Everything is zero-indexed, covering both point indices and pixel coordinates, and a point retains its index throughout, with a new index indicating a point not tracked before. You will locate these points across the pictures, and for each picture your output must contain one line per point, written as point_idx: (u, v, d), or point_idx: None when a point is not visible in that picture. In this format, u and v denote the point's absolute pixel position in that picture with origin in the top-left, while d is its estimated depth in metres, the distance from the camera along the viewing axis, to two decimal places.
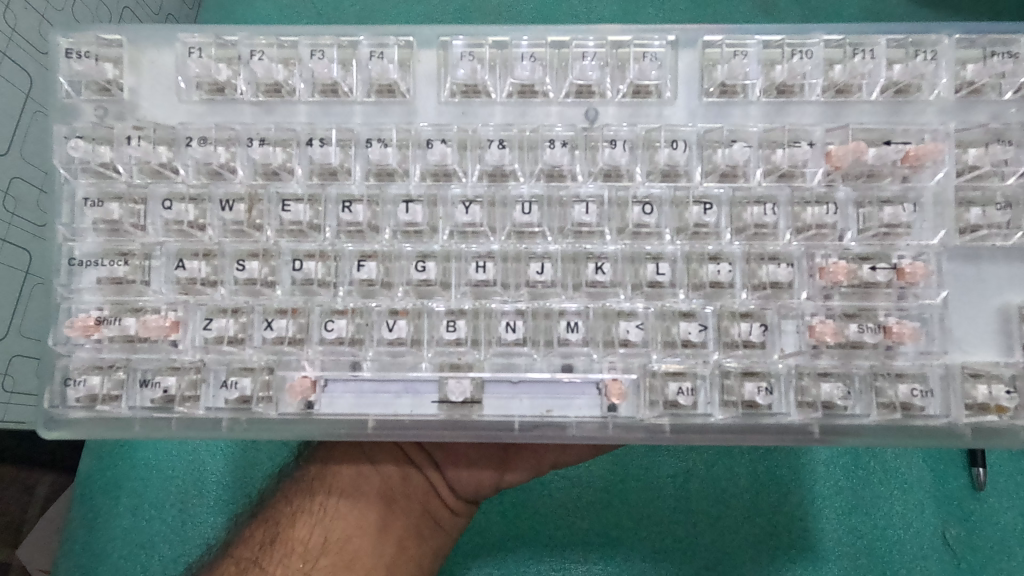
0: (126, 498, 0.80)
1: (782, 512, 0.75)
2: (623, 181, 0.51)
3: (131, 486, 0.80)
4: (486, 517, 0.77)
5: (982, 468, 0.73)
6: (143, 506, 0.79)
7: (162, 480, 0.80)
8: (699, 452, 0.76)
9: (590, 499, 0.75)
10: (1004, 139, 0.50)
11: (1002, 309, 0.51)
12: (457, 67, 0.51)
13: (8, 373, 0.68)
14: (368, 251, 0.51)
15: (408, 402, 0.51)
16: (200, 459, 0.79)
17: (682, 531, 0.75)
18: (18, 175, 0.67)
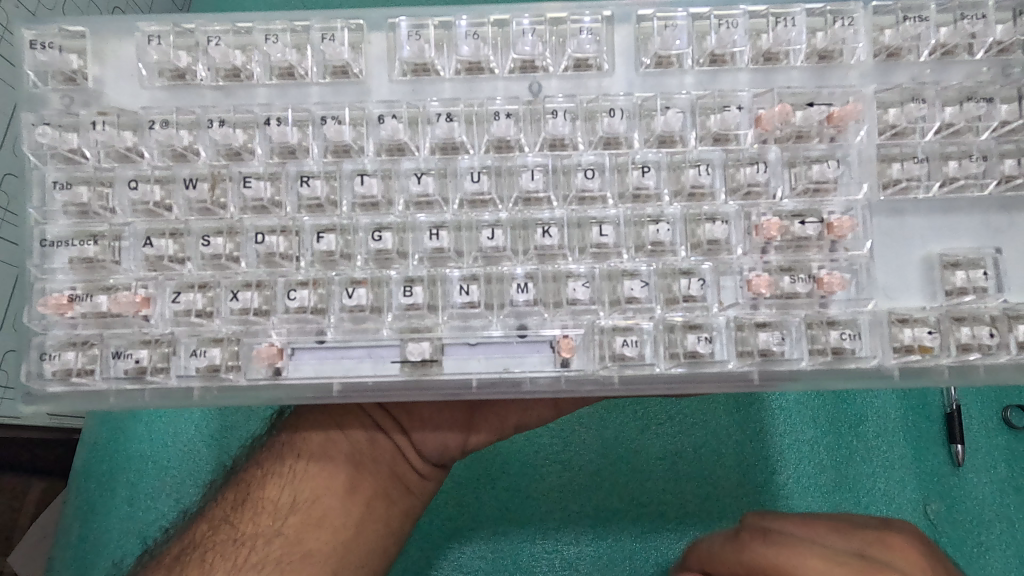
0: (121, 489, 0.88)
1: (767, 492, 0.78)
2: (567, 150, 0.54)
3: (126, 479, 0.89)
4: (476, 499, 0.79)
5: (958, 446, 0.77)
6: (137, 496, 0.87)
7: (154, 472, 0.89)
8: (687, 437, 0.80)
9: (581, 483, 0.79)
10: (919, 98, 0.53)
11: (925, 258, 0.54)
12: (405, 46, 0.54)
13: None
14: (328, 224, 0.54)
15: (370, 365, 0.54)
16: (189, 450, 0.88)
17: (672, 512, 0.78)
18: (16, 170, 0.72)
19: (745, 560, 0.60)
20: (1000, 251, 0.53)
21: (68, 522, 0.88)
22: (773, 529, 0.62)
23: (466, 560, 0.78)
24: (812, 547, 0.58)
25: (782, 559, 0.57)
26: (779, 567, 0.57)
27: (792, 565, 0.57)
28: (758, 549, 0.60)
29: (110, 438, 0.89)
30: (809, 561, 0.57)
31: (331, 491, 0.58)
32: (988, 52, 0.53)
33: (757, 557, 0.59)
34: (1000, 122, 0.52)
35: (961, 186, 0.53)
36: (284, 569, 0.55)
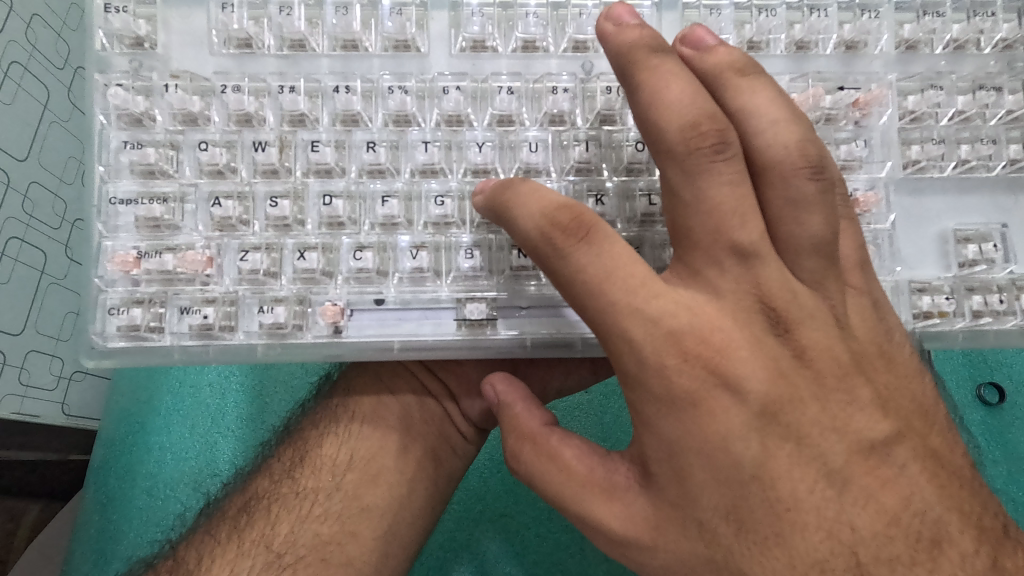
0: (142, 483, 0.80)
1: None
2: (616, 126, 0.57)
3: (145, 471, 0.80)
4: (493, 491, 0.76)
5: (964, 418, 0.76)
6: (160, 486, 0.79)
7: (176, 462, 0.80)
8: None
9: None
10: (936, 86, 0.59)
11: (941, 234, 0.59)
12: (470, 23, 0.57)
13: (26, 368, 0.78)
14: (392, 189, 0.56)
15: (430, 326, 0.56)
16: (213, 440, 0.80)
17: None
18: (36, 181, 0.80)
19: (556, 218, 0.47)
20: (1006, 227, 0.58)
21: (88, 517, 0.79)
22: (600, 222, 0.48)
23: (474, 548, 0.74)
24: (637, 260, 0.47)
25: (575, 264, 0.47)
26: (587, 297, 0.47)
27: (588, 267, 0.47)
28: (570, 246, 0.47)
29: (130, 432, 0.82)
30: (622, 300, 0.46)
31: (383, 452, 0.62)
32: (996, 48, 0.59)
33: (530, 206, 0.48)
34: (1007, 110, 0.58)
35: (972, 167, 0.58)
36: (343, 521, 0.59)
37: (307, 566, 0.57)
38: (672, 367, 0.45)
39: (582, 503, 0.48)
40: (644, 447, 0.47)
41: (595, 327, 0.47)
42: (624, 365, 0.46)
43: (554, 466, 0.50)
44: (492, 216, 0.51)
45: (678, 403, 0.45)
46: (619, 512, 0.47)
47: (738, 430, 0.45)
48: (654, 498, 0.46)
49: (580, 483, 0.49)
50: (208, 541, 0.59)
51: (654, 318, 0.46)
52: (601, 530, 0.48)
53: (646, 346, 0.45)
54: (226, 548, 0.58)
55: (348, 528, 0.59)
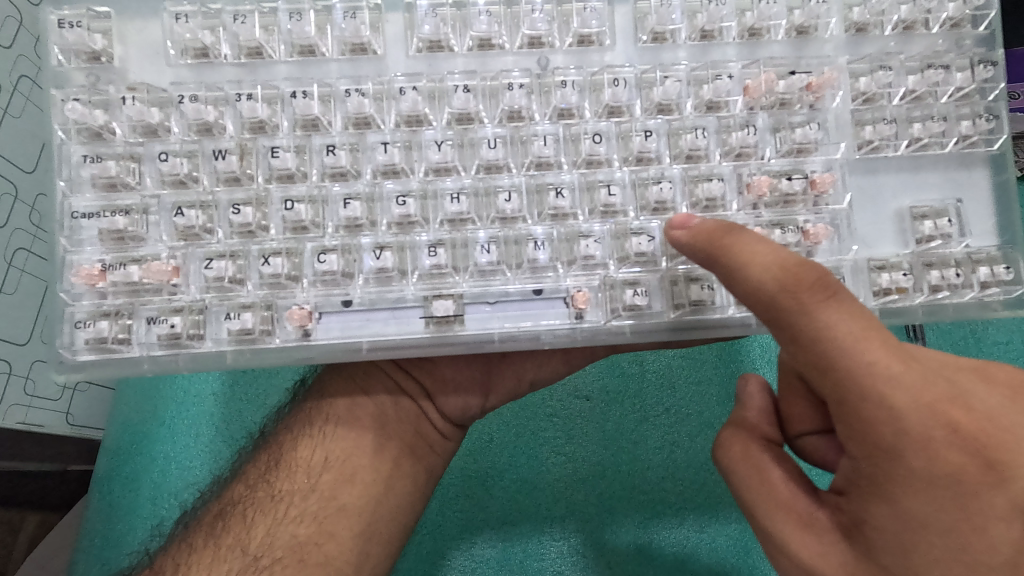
0: (146, 491, 0.82)
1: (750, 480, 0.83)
2: (574, 119, 0.58)
3: (150, 479, 0.82)
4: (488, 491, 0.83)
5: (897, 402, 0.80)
6: (164, 495, 0.82)
7: (180, 471, 0.82)
8: (681, 428, 0.85)
9: (585, 472, 0.83)
10: (886, 66, 0.59)
11: (897, 212, 0.60)
12: (423, 24, 0.57)
13: (31, 376, 0.80)
14: (353, 192, 0.57)
15: (394, 327, 0.57)
16: (217, 447, 0.83)
17: (672, 499, 0.82)
18: (44, 193, 0.82)
19: (799, 274, 0.46)
20: (960, 202, 0.59)
21: (92, 526, 0.82)
22: (841, 287, 0.47)
23: (478, 550, 0.81)
24: (886, 339, 0.46)
25: (822, 322, 0.45)
26: (838, 356, 0.45)
27: (837, 325, 0.45)
28: (815, 303, 0.46)
29: (134, 440, 0.84)
30: (879, 364, 0.44)
31: (360, 451, 0.64)
32: (943, 27, 0.60)
33: (759, 259, 0.48)
34: (957, 87, 0.59)
35: (925, 144, 0.59)
36: (320, 521, 0.60)
37: (285, 568, 0.57)
38: (940, 439, 0.44)
39: (780, 524, 0.51)
40: (873, 513, 0.46)
41: (842, 385, 0.45)
42: (878, 424, 0.44)
43: (765, 489, 0.53)
44: (708, 256, 0.51)
45: (940, 483, 0.44)
46: (819, 552, 0.48)
47: (1001, 512, 0.44)
48: (868, 555, 0.46)
49: (780, 502, 0.52)
50: (184, 548, 0.59)
51: (903, 383, 0.44)
52: (795, 559, 0.49)
53: (912, 417, 0.44)
54: (203, 555, 0.59)
55: (325, 528, 0.60)
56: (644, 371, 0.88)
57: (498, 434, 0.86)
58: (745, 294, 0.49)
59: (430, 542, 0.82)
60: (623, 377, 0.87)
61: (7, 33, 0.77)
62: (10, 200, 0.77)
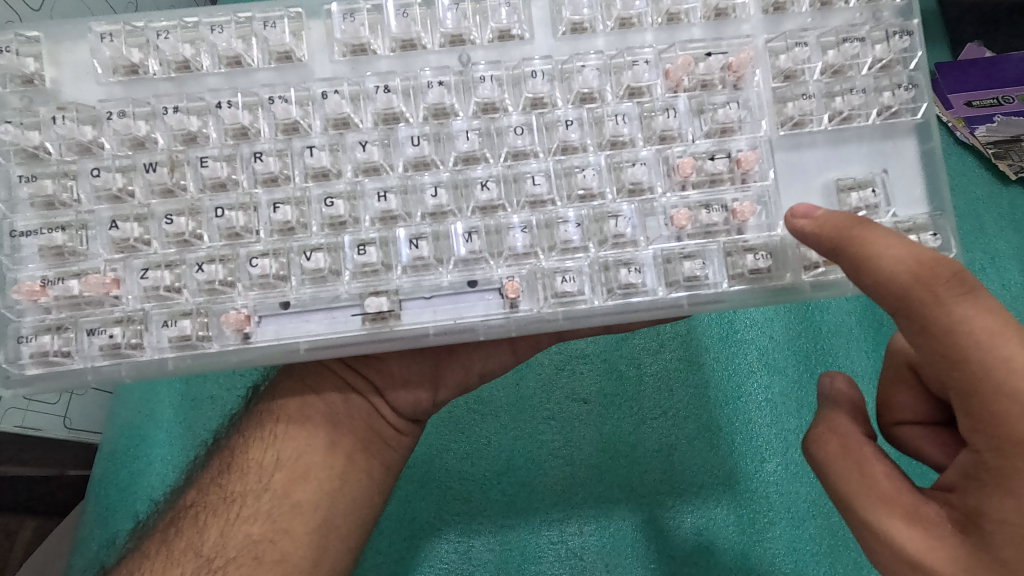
0: (145, 493, 0.86)
1: (753, 480, 0.83)
2: (498, 113, 0.59)
3: (146, 480, 0.87)
4: (485, 495, 0.84)
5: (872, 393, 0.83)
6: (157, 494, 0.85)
7: (174, 470, 0.86)
8: (679, 428, 0.86)
9: (584, 474, 0.84)
10: (804, 42, 0.60)
11: (825, 185, 0.60)
12: (341, 28, 0.59)
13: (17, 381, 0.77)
14: (281, 197, 0.58)
15: (331, 327, 0.58)
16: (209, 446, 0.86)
17: (671, 501, 0.83)
18: None
19: (935, 269, 0.47)
20: (886, 172, 0.60)
21: (94, 530, 0.86)
22: (979, 285, 0.47)
23: (475, 552, 0.82)
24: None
25: (957, 316, 0.46)
26: (972, 347, 0.46)
27: (974, 319, 0.46)
28: (953, 297, 0.47)
29: (132, 443, 0.88)
30: (1018, 359, 0.45)
31: (312, 449, 0.65)
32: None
33: (893, 251, 0.48)
34: (875, 60, 0.59)
35: (848, 118, 0.60)
36: (274, 519, 0.61)
37: (240, 567, 0.58)
38: None
39: (881, 516, 0.50)
40: (994, 505, 0.45)
41: (978, 377, 0.46)
42: (1009, 417, 0.45)
43: (865, 481, 0.52)
44: (833, 245, 0.51)
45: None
46: (927, 545, 0.48)
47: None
48: (981, 547, 0.45)
49: (884, 495, 0.51)
50: (139, 558, 0.60)
51: None
52: (895, 548, 0.49)
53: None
54: (155, 562, 0.59)
55: (279, 525, 0.61)
56: (640, 374, 0.89)
57: (495, 438, 0.87)
58: (872, 284, 0.49)
59: (427, 544, 0.83)
60: (622, 379, 0.88)
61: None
62: None
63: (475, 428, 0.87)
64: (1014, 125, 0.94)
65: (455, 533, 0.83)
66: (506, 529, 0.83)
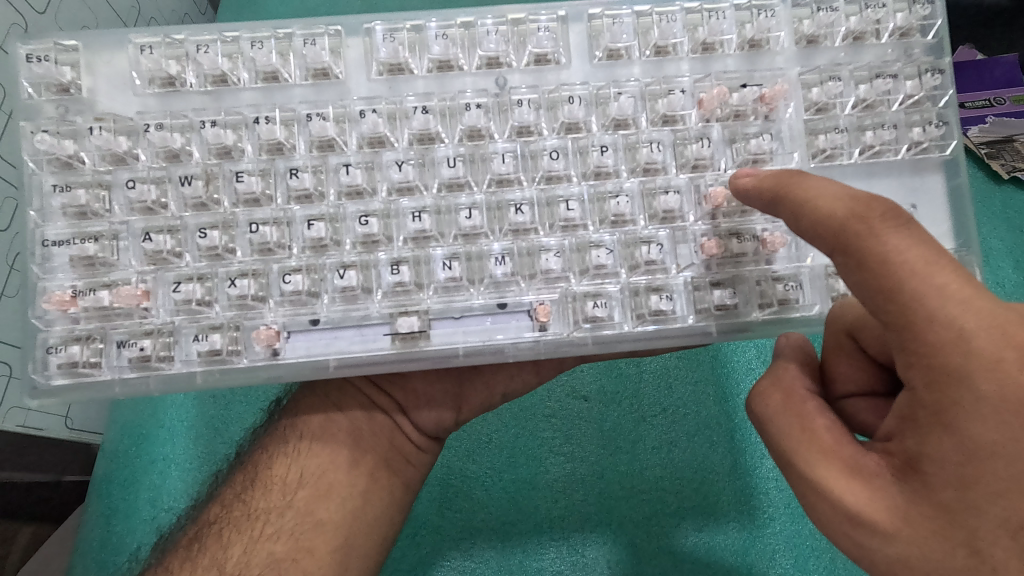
0: (145, 492, 0.83)
1: (752, 477, 0.83)
2: (532, 136, 0.59)
3: (149, 481, 0.84)
4: (489, 493, 0.83)
5: None
6: (162, 496, 0.83)
7: (179, 471, 0.84)
8: (678, 425, 0.85)
9: (585, 473, 0.83)
10: (836, 77, 0.61)
11: None
12: (381, 49, 0.59)
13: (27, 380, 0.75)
14: (317, 213, 0.58)
15: (361, 345, 0.58)
16: (215, 448, 0.84)
17: (672, 500, 0.82)
18: None
19: (868, 205, 0.47)
20: (915, 208, 0.61)
21: (90, 530, 0.83)
22: (913, 221, 0.47)
23: (478, 551, 0.81)
24: (956, 268, 0.46)
25: (889, 244, 0.46)
26: (905, 278, 0.45)
27: (907, 249, 0.45)
28: (884, 229, 0.46)
29: (133, 443, 0.85)
30: (951, 287, 0.44)
31: (335, 465, 0.65)
32: (892, 36, 0.61)
33: (827, 195, 0.49)
34: (907, 95, 0.60)
35: (877, 152, 0.60)
36: (297, 537, 0.61)
37: None
38: (1010, 361, 0.43)
39: (821, 470, 0.49)
40: (933, 443, 0.44)
41: (908, 308, 0.45)
42: (944, 347, 0.44)
43: (803, 434, 0.51)
44: (774, 196, 0.52)
45: (1010, 406, 0.42)
46: (867, 496, 0.47)
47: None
48: (921, 493, 0.45)
49: (824, 450, 0.49)
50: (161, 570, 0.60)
51: (967, 305, 0.44)
52: (838, 504, 0.48)
53: (982, 340, 0.43)
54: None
55: (302, 544, 0.61)
56: (640, 373, 0.88)
57: (496, 437, 0.86)
58: (809, 227, 0.50)
59: (433, 548, 0.82)
60: (622, 378, 0.88)
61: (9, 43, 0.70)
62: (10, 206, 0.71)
63: (477, 427, 0.86)
64: (1005, 125, 0.94)
65: (461, 537, 0.82)
66: (509, 530, 0.82)
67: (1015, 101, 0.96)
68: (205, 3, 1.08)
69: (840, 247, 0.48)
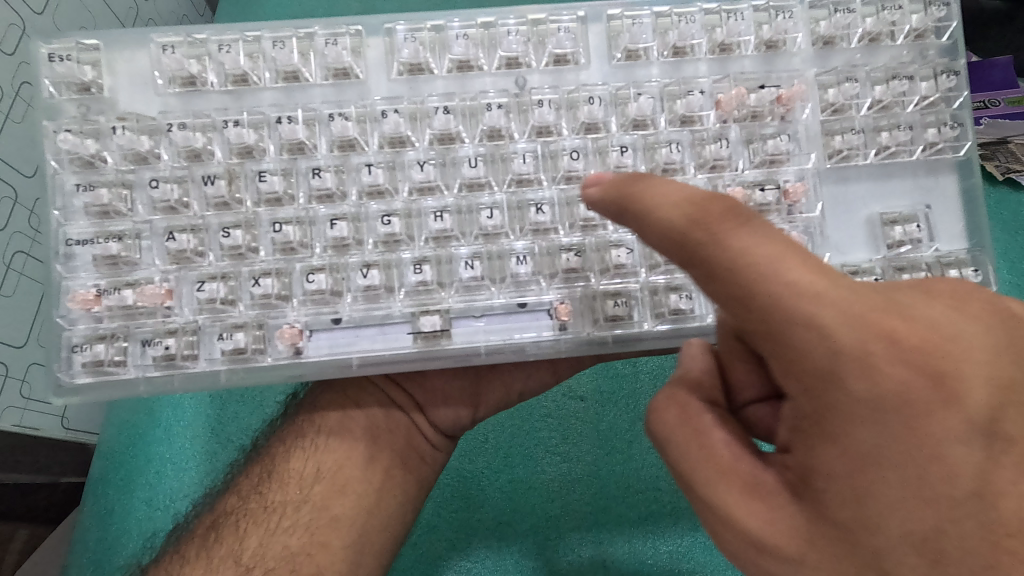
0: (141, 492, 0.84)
1: None
2: (552, 136, 0.60)
3: (144, 481, 0.84)
4: (484, 492, 0.84)
5: None
6: (158, 497, 0.83)
7: (176, 472, 0.84)
8: None
9: (580, 472, 0.84)
10: (853, 78, 0.61)
11: (869, 218, 0.62)
12: (402, 49, 0.59)
13: (28, 380, 0.75)
14: (340, 213, 0.58)
15: (384, 343, 0.58)
16: (212, 449, 0.85)
17: (667, 499, 0.83)
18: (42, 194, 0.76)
19: (705, 207, 0.44)
20: (929, 208, 0.62)
21: (85, 529, 0.83)
22: (756, 216, 0.44)
23: (475, 550, 0.82)
24: (809, 260, 0.43)
25: (734, 247, 0.43)
26: (760, 280, 0.42)
27: (755, 248, 0.42)
28: (727, 230, 0.43)
29: (130, 443, 0.85)
30: (804, 284, 0.41)
31: (351, 462, 0.65)
32: (907, 38, 0.62)
33: (667, 198, 0.46)
34: (922, 96, 0.61)
35: (893, 153, 0.61)
36: (313, 532, 0.62)
37: None
38: (878, 356, 0.40)
39: (720, 495, 0.45)
40: (821, 458, 0.42)
41: (768, 314, 0.42)
42: (809, 351, 0.41)
43: (701, 453, 0.46)
44: (617, 207, 0.49)
45: (883, 407, 0.40)
46: (767, 520, 0.43)
47: (956, 433, 0.40)
48: (818, 512, 0.42)
49: (721, 471, 0.45)
50: (178, 560, 0.61)
51: (835, 300, 0.41)
52: (748, 533, 0.44)
53: (844, 335, 0.41)
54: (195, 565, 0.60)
55: (318, 539, 0.61)
56: (637, 372, 0.89)
57: (492, 436, 0.87)
58: (654, 238, 0.46)
59: (433, 548, 0.83)
60: (618, 378, 0.89)
61: (9, 42, 0.70)
62: (11, 204, 0.71)
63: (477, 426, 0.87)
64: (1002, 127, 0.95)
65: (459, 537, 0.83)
66: (506, 529, 0.83)
67: (1011, 103, 0.95)
68: (204, 4, 1.07)
69: (684, 256, 0.45)
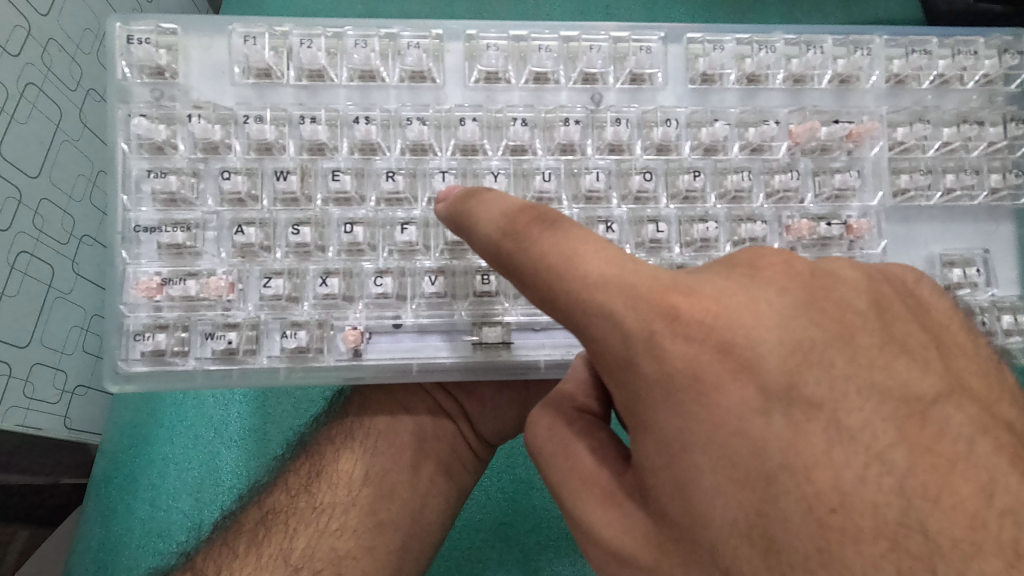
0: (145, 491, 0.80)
1: None
2: (625, 154, 0.60)
3: (147, 481, 0.80)
4: (485, 492, 0.80)
5: None
6: (161, 497, 0.79)
7: (178, 472, 0.80)
8: None
9: None
10: (924, 119, 0.62)
11: (929, 258, 0.62)
12: (484, 56, 0.59)
13: (30, 379, 0.70)
14: (411, 216, 0.58)
15: (446, 350, 0.58)
16: (214, 451, 0.81)
17: None
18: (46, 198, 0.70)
19: (516, 220, 0.45)
20: (987, 252, 0.62)
21: (86, 529, 0.79)
22: (565, 218, 0.45)
23: (476, 551, 0.78)
24: (605, 247, 0.43)
25: (536, 248, 0.43)
26: (558, 280, 0.42)
27: (549, 247, 0.43)
28: (536, 235, 0.44)
29: (132, 443, 0.81)
30: (594, 275, 0.42)
31: (398, 467, 0.66)
32: (978, 83, 0.63)
33: (491, 211, 0.47)
34: (988, 142, 0.62)
35: (956, 196, 0.62)
36: (359, 535, 0.62)
37: None
38: (660, 333, 0.41)
39: (585, 507, 0.46)
40: (641, 452, 0.42)
41: (568, 315, 0.42)
42: (609, 342, 0.42)
43: (566, 465, 0.48)
44: (455, 225, 0.50)
45: (678, 383, 0.41)
46: (620, 526, 0.44)
47: (750, 405, 0.40)
48: (657, 514, 0.42)
49: (583, 480, 0.47)
50: (227, 554, 0.62)
51: (599, 284, 0.42)
52: (599, 542, 0.45)
53: (631, 318, 0.41)
54: (244, 561, 0.61)
55: (364, 543, 0.62)
56: None
57: None
58: (479, 250, 0.47)
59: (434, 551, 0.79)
60: None
61: (14, 41, 0.65)
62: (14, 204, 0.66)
63: None
64: None
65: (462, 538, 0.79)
66: (511, 531, 0.79)
67: None
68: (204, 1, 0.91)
69: (508, 269, 0.45)
